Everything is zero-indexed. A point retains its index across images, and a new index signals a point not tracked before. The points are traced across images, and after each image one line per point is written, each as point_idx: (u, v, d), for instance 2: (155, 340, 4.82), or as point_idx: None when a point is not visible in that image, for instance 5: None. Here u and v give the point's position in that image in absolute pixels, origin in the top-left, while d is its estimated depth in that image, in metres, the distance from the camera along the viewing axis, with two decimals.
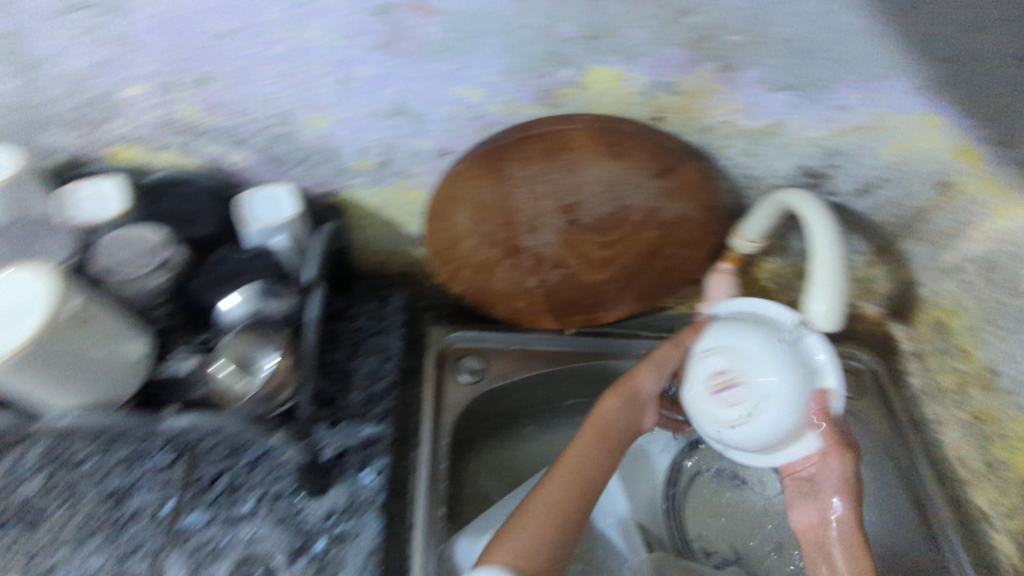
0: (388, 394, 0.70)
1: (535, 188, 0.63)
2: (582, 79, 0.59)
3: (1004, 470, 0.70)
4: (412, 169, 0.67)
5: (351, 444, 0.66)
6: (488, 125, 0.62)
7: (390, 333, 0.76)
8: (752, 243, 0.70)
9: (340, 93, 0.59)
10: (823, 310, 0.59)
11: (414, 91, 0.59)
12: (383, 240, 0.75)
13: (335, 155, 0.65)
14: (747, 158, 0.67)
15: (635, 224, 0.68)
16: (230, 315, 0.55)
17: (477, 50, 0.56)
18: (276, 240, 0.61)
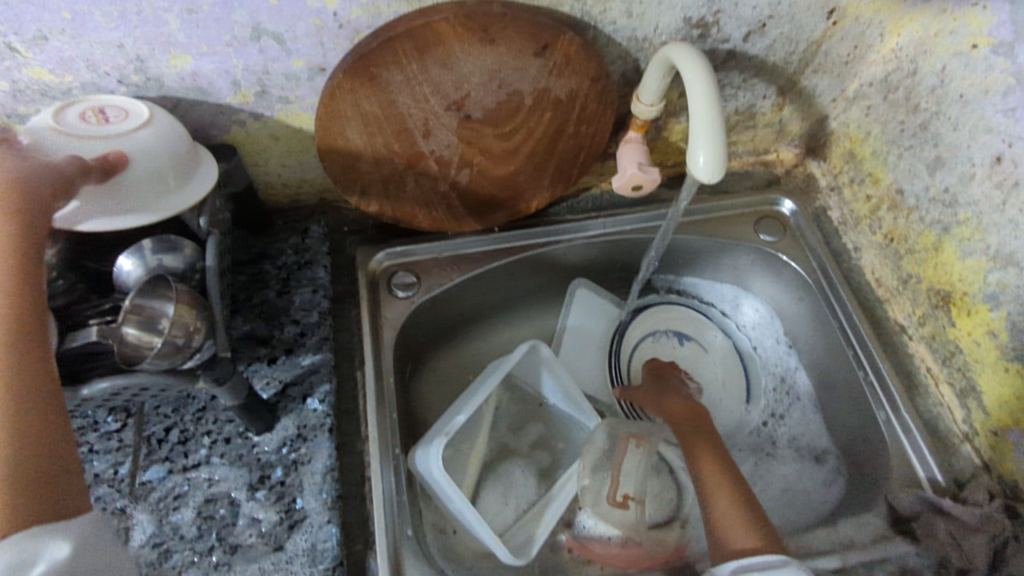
0: (323, 323, 0.71)
1: (416, 89, 0.62)
2: None
3: (915, 282, 0.74)
4: (293, 92, 0.64)
5: (293, 376, 0.67)
6: (356, 33, 0.60)
7: (316, 264, 0.75)
8: (652, 106, 0.69)
9: (188, 25, 0.56)
10: (706, 163, 0.54)
11: (266, 9, 0.56)
12: (287, 171, 0.74)
13: (207, 92, 0.62)
14: (628, 20, 0.65)
15: (529, 109, 0.67)
16: (128, 277, 0.54)
17: None
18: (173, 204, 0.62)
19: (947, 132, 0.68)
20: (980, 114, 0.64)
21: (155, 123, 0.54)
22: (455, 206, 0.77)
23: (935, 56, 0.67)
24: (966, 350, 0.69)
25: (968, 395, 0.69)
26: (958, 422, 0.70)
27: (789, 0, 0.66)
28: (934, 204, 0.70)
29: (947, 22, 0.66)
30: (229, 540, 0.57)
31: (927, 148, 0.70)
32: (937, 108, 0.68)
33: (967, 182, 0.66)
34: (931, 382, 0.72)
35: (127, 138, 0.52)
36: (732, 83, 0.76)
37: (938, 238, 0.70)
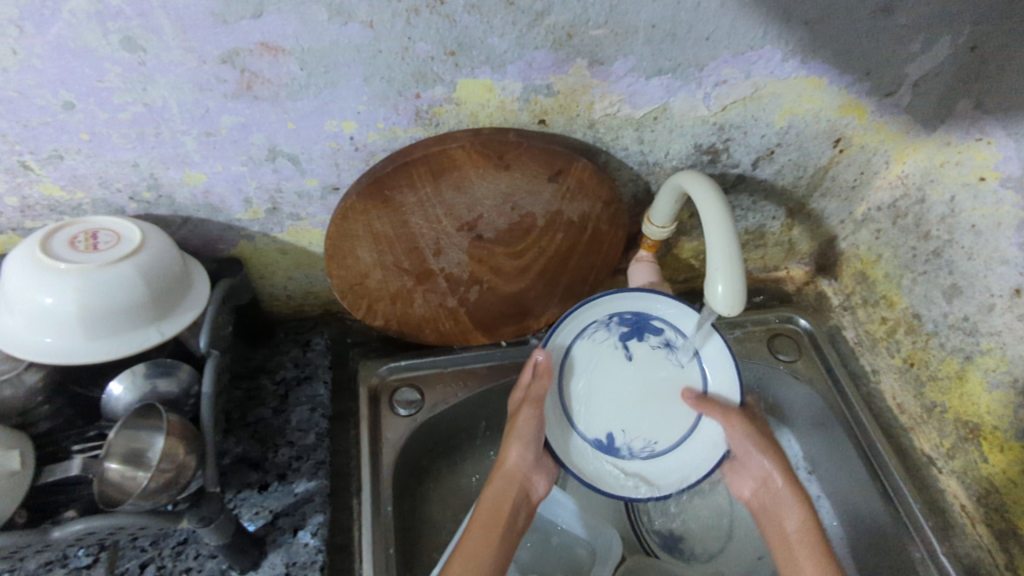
0: (320, 444, 0.67)
1: (429, 211, 0.62)
2: (454, 95, 0.57)
3: (941, 411, 0.71)
4: (305, 209, 0.64)
5: (285, 505, 0.62)
6: (371, 155, 0.60)
7: (316, 379, 0.72)
8: (664, 229, 0.69)
9: (205, 147, 0.56)
10: (725, 294, 0.53)
11: (284, 132, 0.57)
12: (293, 284, 0.73)
13: (218, 209, 0.62)
14: (640, 146, 0.66)
15: (541, 230, 0.66)
16: (116, 402, 0.51)
17: (339, 82, 0.54)
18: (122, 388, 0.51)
19: (961, 261, 0.67)
20: (995, 245, 0.64)
21: (145, 249, 0.52)
22: (463, 321, 0.75)
23: (943, 186, 0.68)
24: (1003, 488, 0.65)
25: (1009, 538, 0.64)
26: (1002, 569, 0.64)
27: (797, 130, 0.68)
28: (954, 331, 0.69)
29: (952, 153, 0.67)
30: None
31: (942, 274, 0.69)
32: (949, 236, 0.68)
33: (987, 311, 0.65)
34: (967, 522, 0.68)
35: (112, 266, 0.50)
36: (741, 204, 0.77)
37: (961, 367, 0.68)
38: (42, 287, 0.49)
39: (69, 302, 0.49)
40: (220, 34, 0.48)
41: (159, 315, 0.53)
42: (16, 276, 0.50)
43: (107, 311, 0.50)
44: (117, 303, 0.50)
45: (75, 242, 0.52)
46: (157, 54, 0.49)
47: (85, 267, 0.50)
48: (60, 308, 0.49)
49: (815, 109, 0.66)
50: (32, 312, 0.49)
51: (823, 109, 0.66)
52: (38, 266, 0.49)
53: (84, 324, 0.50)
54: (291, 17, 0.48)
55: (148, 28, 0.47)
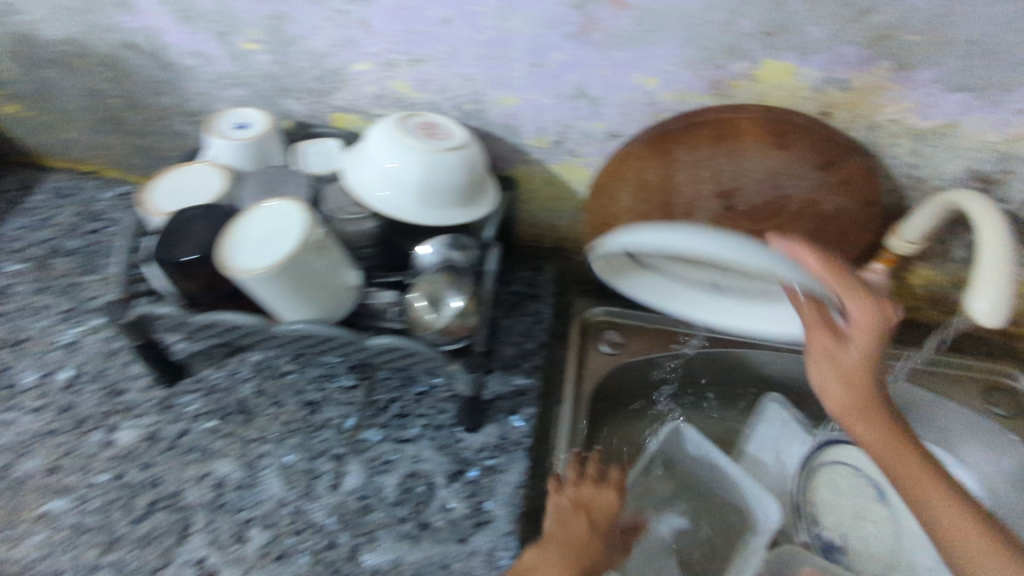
0: (538, 352, 0.76)
1: (698, 171, 0.68)
2: (754, 72, 0.63)
3: None
4: (582, 149, 0.73)
5: (504, 391, 0.72)
6: (658, 112, 0.68)
7: (541, 299, 0.82)
8: (911, 244, 0.69)
9: (529, 76, 0.67)
10: (987, 311, 0.54)
11: (596, 77, 0.66)
12: (542, 214, 0.83)
13: (515, 132, 0.73)
14: (912, 158, 0.68)
15: (791, 215, 0.70)
16: (421, 260, 0.63)
17: (660, 42, 0.62)
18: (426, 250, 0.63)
19: None
20: None
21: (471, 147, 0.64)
22: None
23: None
24: None
25: None
26: None
27: None
28: None
29: None
30: (422, 517, 0.62)
31: None
32: None
33: None
34: None
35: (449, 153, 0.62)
36: None
37: None
38: (396, 155, 0.61)
39: (413, 171, 0.61)
40: None
41: (465, 202, 0.64)
42: (378, 143, 0.63)
43: (436, 187, 0.62)
44: (444, 183, 0.62)
45: (422, 128, 0.64)
46: None
47: (431, 148, 0.61)
48: (405, 175, 0.61)
49: None
50: (383, 172, 0.62)
51: None
52: (396, 138, 0.62)
53: (417, 192, 0.61)
54: None
55: None
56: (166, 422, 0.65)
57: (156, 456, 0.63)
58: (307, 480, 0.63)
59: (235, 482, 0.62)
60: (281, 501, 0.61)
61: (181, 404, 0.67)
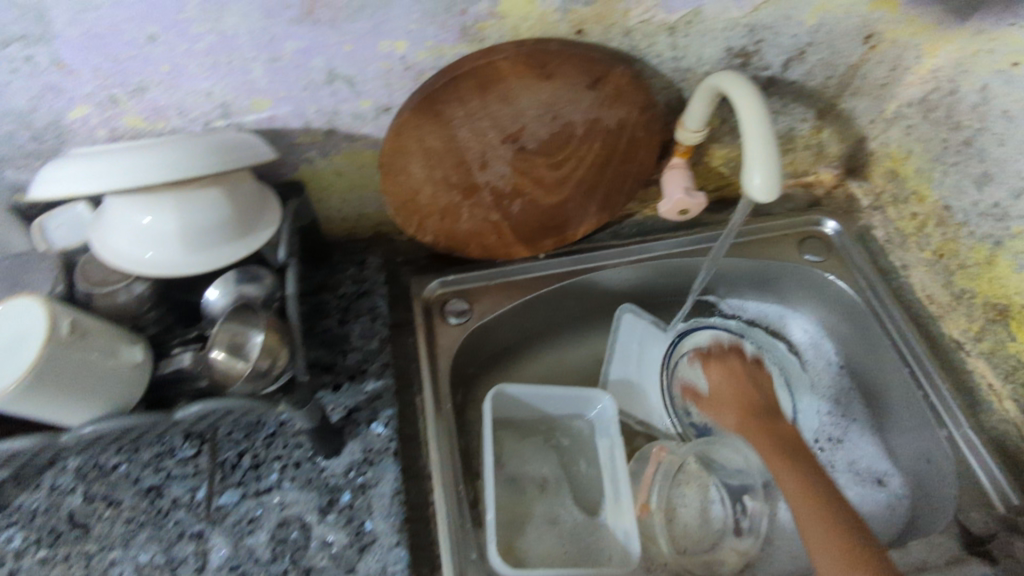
0: (384, 349, 0.73)
1: (476, 124, 0.65)
2: (497, 10, 0.60)
3: (970, 297, 0.74)
4: (358, 131, 0.68)
5: (358, 402, 0.69)
6: (420, 74, 0.64)
7: (374, 293, 0.79)
8: (697, 133, 0.71)
9: (270, 73, 0.60)
10: (762, 186, 0.56)
11: (341, 55, 0.60)
12: (348, 206, 0.78)
13: (282, 134, 0.67)
14: (674, 53, 0.68)
15: (579, 139, 0.70)
16: (213, 306, 0.57)
17: (392, 3, 0.57)
18: (212, 294, 0.57)
19: (993, 148, 0.69)
20: None
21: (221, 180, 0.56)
22: (507, 234, 0.79)
23: (975, 75, 0.69)
24: None
25: None
26: None
27: (828, 28, 0.69)
28: (985, 218, 0.71)
29: (985, 42, 0.67)
30: (303, 563, 0.58)
31: (973, 164, 0.71)
32: (981, 125, 0.70)
33: (1017, 197, 0.67)
34: (994, 399, 0.72)
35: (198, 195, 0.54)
36: (772, 108, 0.78)
37: (991, 253, 0.71)
38: (144, 223, 0.53)
39: (168, 231, 0.54)
40: None
41: (247, 232, 0.58)
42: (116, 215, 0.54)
43: (204, 235, 0.55)
44: (209, 227, 0.55)
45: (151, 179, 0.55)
46: None
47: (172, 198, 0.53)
48: (165, 238, 0.54)
49: (847, 6, 0.67)
50: (139, 245, 0.54)
51: (855, 5, 0.67)
52: (130, 207, 0.53)
53: (189, 250, 0.55)
54: None
55: None
56: None
57: None
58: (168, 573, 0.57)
59: None
60: None
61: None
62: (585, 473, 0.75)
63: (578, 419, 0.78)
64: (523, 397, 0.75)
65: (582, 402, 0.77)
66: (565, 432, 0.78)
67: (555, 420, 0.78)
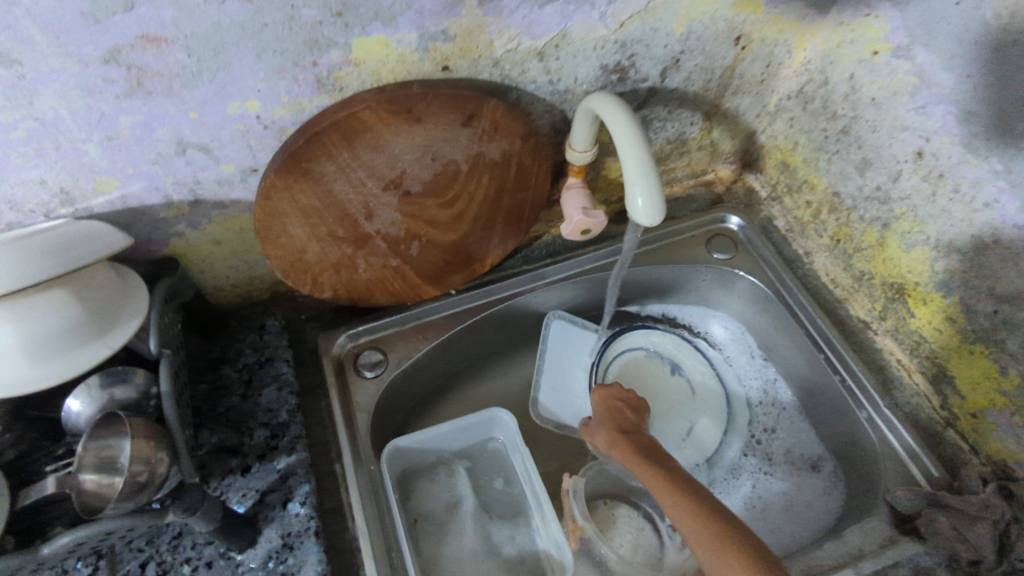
0: (294, 420, 0.69)
1: (352, 176, 0.62)
2: (351, 57, 0.57)
3: (869, 279, 0.76)
4: (227, 196, 0.64)
5: (270, 483, 0.65)
6: (282, 131, 0.60)
7: (278, 359, 0.74)
8: (586, 153, 0.70)
9: (109, 151, 0.55)
10: (645, 208, 0.56)
11: (187, 124, 0.56)
12: (235, 272, 0.73)
13: (140, 211, 0.62)
14: (548, 77, 0.67)
15: (465, 176, 0.67)
16: (77, 417, 0.52)
17: (231, 63, 0.53)
18: (73, 403, 0.52)
19: (868, 134, 0.70)
20: (895, 113, 0.66)
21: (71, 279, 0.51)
22: (410, 278, 0.76)
23: (842, 65, 0.71)
24: (931, 339, 0.70)
25: (942, 382, 0.70)
26: (938, 410, 0.71)
27: (696, 34, 0.69)
28: (871, 202, 0.72)
29: (846, 32, 0.69)
30: None
31: (853, 150, 0.73)
32: (854, 113, 0.71)
33: (896, 179, 0.69)
34: (905, 375, 0.74)
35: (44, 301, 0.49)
36: (658, 116, 0.78)
37: (881, 235, 0.72)
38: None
39: (16, 347, 0.48)
40: (96, 35, 0.47)
41: (110, 327, 0.53)
42: None
43: (61, 342, 0.50)
44: (64, 333, 0.50)
45: None
46: (35, 66, 0.47)
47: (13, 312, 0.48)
48: (13, 355, 0.49)
49: (710, 11, 0.67)
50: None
51: (718, 10, 0.67)
52: None
53: (46, 361, 0.50)
54: (165, 4, 0.47)
55: (18, 40, 0.45)
56: None
57: None
58: None
59: None
60: None
61: None
62: (521, 511, 0.73)
63: (486, 441, 0.78)
64: (437, 438, 0.73)
65: (489, 424, 0.76)
66: (488, 461, 0.77)
67: (469, 451, 0.77)
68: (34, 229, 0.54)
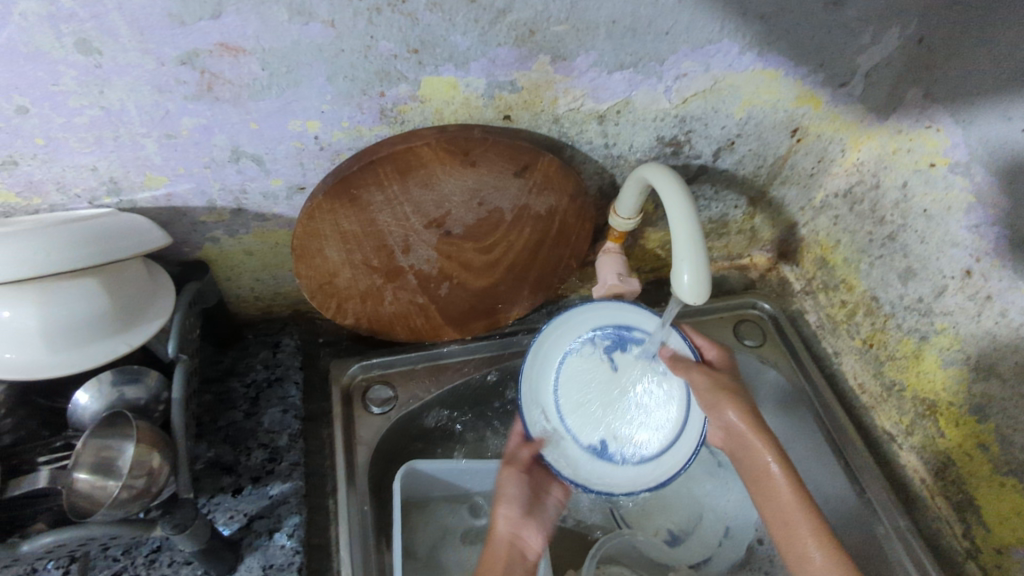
0: (295, 445, 0.66)
1: (397, 209, 0.61)
2: (418, 93, 0.57)
3: (900, 390, 0.73)
4: (270, 210, 0.64)
5: (259, 509, 0.62)
6: (336, 154, 0.60)
7: (287, 380, 0.72)
8: (629, 220, 0.70)
9: (166, 149, 0.56)
10: (691, 284, 0.54)
11: (246, 133, 0.56)
12: (260, 285, 0.72)
13: (182, 211, 0.61)
14: (604, 140, 0.67)
15: (508, 225, 0.67)
16: (84, 411, 0.50)
17: (301, 82, 0.54)
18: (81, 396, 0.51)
19: (914, 244, 0.70)
20: (946, 228, 0.66)
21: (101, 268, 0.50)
22: (433, 317, 0.74)
23: (896, 172, 0.71)
24: (959, 462, 0.67)
25: (965, 509, 0.67)
26: (960, 538, 0.67)
27: (755, 121, 0.70)
28: (910, 312, 0.71)
29: (903, 141, 0.69)
30: None
31: (897, 257, 0.72)
32: (903, 220, 0.71)
33: (939, 293, 0.68)
34: (925, 494, 0.70)
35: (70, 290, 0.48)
36: (705, 195, 0.78)
37: (917, 346, 0.71)
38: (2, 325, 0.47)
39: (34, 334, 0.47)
40: (178, 36, 0.47)
41: (130, 322, 0.52)
42: None
43: (79, 332, 0.49)
44: (85, 323, 0.49)
45: None
46: (114, 57, 0.48)
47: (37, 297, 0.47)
48: (31, 341, 0.48)
49: (772, 101, 0.68)
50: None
51: (780, 101, 0.68)
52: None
53: (59, 351, 0.49)
54: (251, 16, 0.48)
55: (103, 30, 0.46)
56: None
57: None
58: None
59: None
60: None
61: None
62: None
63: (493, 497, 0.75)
64: (439, 470, 0.71)
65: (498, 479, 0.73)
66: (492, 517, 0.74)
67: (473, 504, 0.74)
68: (76, 215, 0.54)
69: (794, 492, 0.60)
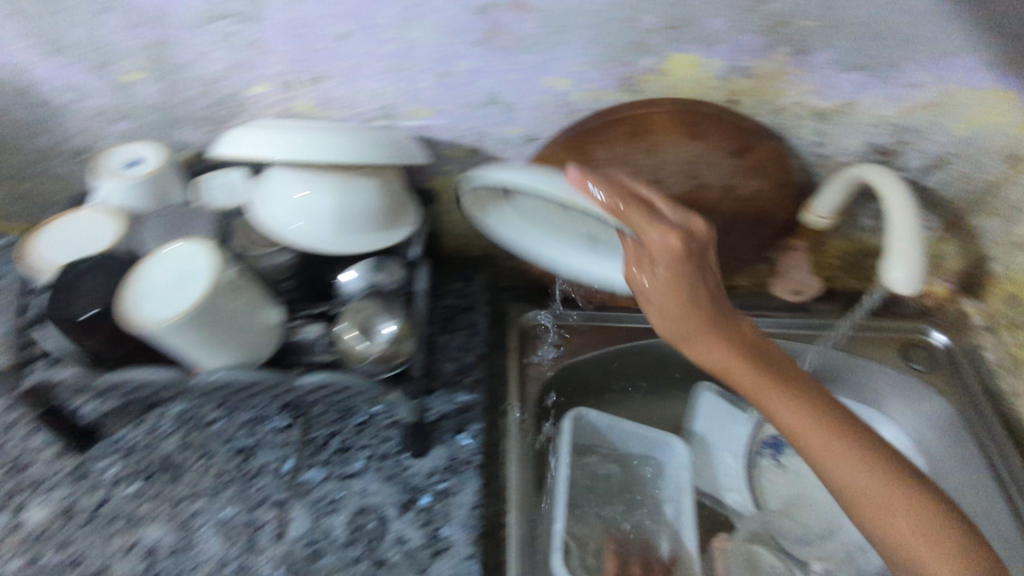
0: (479, 365, 0.75)
1: (618, 168, 0.68)
2: (661, 67, 0.63)
3: None
4: (501, 155, 0.72)
5: (448, 409, 0.70)
6: (572, 113, 0.68)
7: (476, 310, 0.81)
8: (822, 219, 0.72)
9: (438, 87, 0.65)
10: (903, 280, 0.58)
11: (506, 82, 0.65)
12: (468, 224, 0.81)
13: (431, 144, 0.71)
14: (816, 138, 0.70)
15: (710, 202, 0.72)
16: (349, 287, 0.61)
17: (565, 43, 0.61)
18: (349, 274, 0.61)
19: None
20: None
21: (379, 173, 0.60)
22: None
23: None
24: None
25: None
26: None
27: (975, 142, 0.70)
28: None
29: None
30: (377, 554, 0.59)
31: None
32: None
33: None
34: None
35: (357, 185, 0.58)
36: None
37: None
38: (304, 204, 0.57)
39: (325, 215, 0.58)
40: None
41: (389, 223, 0.61)
42: (281, 194, 0.58)
43: (356, 220, 0.59)
44: (361, 215, 0.59)
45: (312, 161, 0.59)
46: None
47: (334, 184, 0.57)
48: (320, 221, 0.58)
49: (999, 123, 0.68)
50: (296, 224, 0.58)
51: (1008, 124, 0.67)
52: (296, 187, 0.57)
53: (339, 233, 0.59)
54: None
55: None
56: (84, 493, 0.61)
57: (74, 532, 0.58)
58: (248, 534, 0.59)
59: (167, 547, 0.58)
60: (223, 562, 0.57)
61: (99, 471, 0.63)
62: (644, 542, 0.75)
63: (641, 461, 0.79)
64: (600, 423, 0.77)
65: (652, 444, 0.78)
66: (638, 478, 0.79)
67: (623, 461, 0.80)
68: None
69: (909, 501, 0.50)
